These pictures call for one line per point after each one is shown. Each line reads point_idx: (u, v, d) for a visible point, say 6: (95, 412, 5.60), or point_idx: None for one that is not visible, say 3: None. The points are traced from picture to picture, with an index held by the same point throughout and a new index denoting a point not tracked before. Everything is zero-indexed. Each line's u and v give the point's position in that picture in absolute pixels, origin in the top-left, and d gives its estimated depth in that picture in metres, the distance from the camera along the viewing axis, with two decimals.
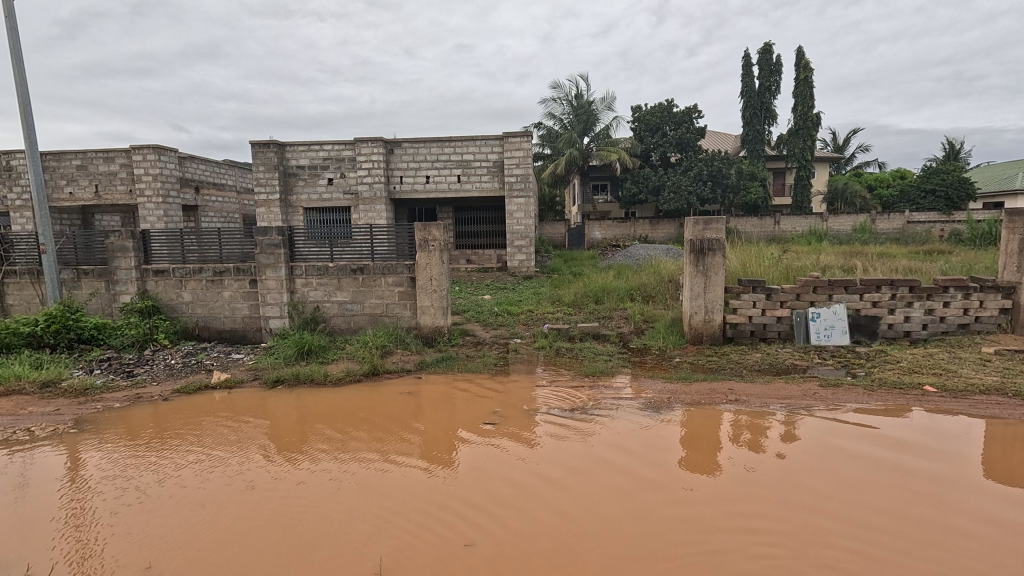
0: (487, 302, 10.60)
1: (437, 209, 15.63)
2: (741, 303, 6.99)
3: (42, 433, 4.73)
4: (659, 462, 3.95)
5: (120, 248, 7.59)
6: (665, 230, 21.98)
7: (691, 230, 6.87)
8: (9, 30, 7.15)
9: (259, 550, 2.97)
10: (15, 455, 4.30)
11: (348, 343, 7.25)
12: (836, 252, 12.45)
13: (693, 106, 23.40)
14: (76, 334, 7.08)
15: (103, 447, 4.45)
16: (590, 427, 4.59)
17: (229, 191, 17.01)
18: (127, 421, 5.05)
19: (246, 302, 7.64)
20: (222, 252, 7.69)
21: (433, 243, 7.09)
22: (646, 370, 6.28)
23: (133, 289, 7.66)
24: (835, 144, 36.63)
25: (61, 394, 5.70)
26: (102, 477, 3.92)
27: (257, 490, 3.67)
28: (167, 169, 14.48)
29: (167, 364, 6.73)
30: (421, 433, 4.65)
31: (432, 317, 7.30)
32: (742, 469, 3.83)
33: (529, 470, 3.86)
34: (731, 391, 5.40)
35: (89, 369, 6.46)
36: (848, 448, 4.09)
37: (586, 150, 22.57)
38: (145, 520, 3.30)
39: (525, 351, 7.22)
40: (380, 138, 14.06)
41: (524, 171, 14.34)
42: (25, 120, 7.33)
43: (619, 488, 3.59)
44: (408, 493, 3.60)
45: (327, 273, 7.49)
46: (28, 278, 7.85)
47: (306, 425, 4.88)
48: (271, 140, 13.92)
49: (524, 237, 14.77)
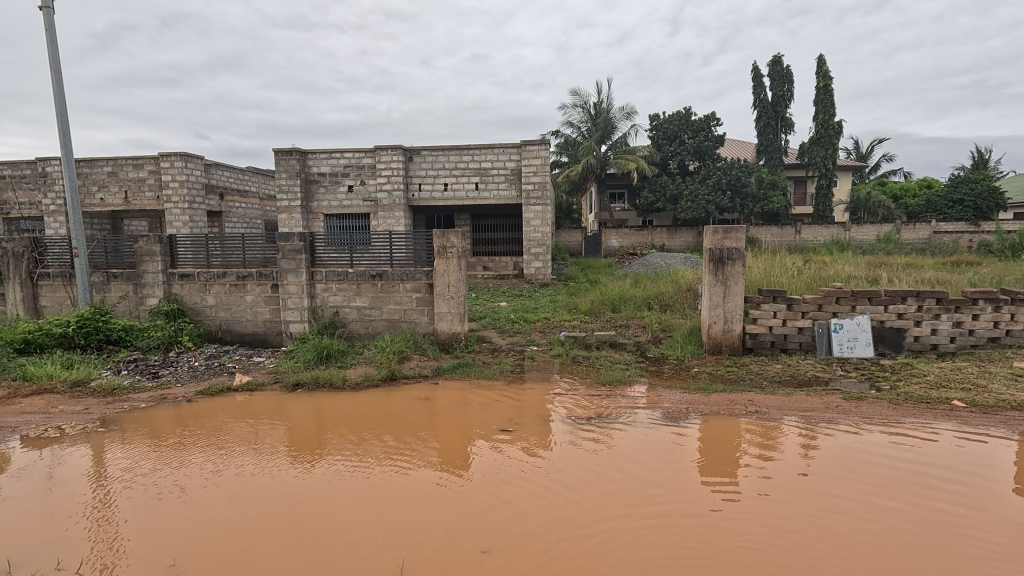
0: (504, 309, 10.60)
1: (455, 216, 15.74)
2: (761, 313, 6.92)
3: (72, 430, 4.89)
4: (670, 474, 3.88)
5: (148, 253, 7.82)
6: (684, 238, 21.78)
7: (710, 238, 6.82)
8: (48, 41, 7.45)
9: (277, 551, 3.00)
10: (46, 451, 4.45)
11: (366, 348, 7.32)
12: (860, 262, 12.12)
13: (711, 114, 23.22)
14: (105, 335, 7.28)
15: (128, 446, 4.57)
16: (606, 436, 4.58)
17: (252, 197, 17.37)
18: (151, 421, 5.17)
19: (267, 306, 7.78)
20: (246, 257, 7.85)
21: (451, 250, 7.15)
22: (663, 379, 6.22)
23: (160, 292, 7.86)
24: (856, 153, 36.12)
25: (91, 393, 5.87)
26: (125, 474, 4.03)
27: (274, 491, 3.72)
28: (194, 175, 14.85)
29: (192, 366, 6.86)
30: (436, 439, 4.66)
31: (449, 323, 7.35)
32: (755, 480, 3.78)
33: (540, 481, 3.82)
34: (750, 402, 5.32)
35: (117, 370, 6.63)
36: (870, 462, 3.99)
37: (604, 157, 22.54)
38: (166, 519, 3.36)
39: (541, 358, 7.22)
40: (399, 146, 14.25)
41: (542, 179, 14.37)
42: (62, 129, 7.61)
43: (625, 499, 3.53)
44: (422, 497, 3.63)
45: (347, 278, 7.60)
46: (61, 281, 8.12)
47: (325, 429, 4.94)
48: (293, 148, 14.25)
49: (541, 244, 14.78)
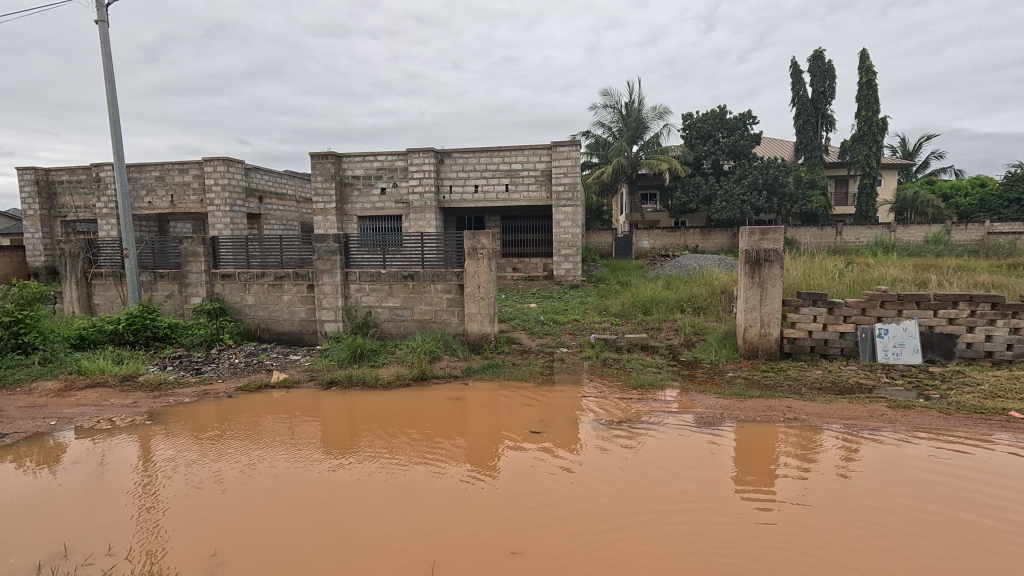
0: (534, 311, 10.59)
1: (485, 218, 15.83)
2: (800, 317, 6.70)
3: (122, 423, 5.14)
4: (702, 479, 3.79)
5: (192, 253, 8.15)
6: (718, 240, 21.28)
7: (746, 240, 6.65)
8: (103, 53, 7.86)
9: (312, 545, 3.07)
10: (98, 442, 4.69)
11: (398, 348, 7.43)
12: (907, 265, 11.59)
13: (747, 112, 22.63)
14: (152, 332, 7.62)
15: (173, 439, 4.77)
16: (637, 440, 4.51)
17: (289, 200, 17.90)
18: (194, 415, 5.38)
19: (303, 305, 7.99)
20: (283, 257, 8.09)
21: (482, 251, 7.18)
22: (697, 384, 6.08)
23: (203, 292, 8.18)
24: (903, 151, 34.58)
25: (139, 387, 6.16)
26: (169, 466, 4.21)
27: (309, 486, 3.82)
28: (235, 179, 15.41)
29: (232, 363, 7.11)
30: (466, 439, 4.69)
31: (479, 324, 7.39)
32: (792, 489, 3.66)
33: (570, 483, 3.79)
34: (788, 408, 5.15)
35: (163, 366, 6.93)
36: (916, 473, 3.80)
37: (635, 158, 22.27)
38: (208, 509, 3.49)
39: (571, 360, 7.18)
40: (431, 148, 14.43)
41: (572, 180, 14.29)
42: (115, 136, 8.01)
43: (655, 504, 3.47)
44: (453, 497, 3.66)
45: (380, 279, 7.74)
46: (113, 280, 8.54)
47: (358, 427, 5.03)
48: (328, 152, 14.60)
49: (571, 246, 14.69)
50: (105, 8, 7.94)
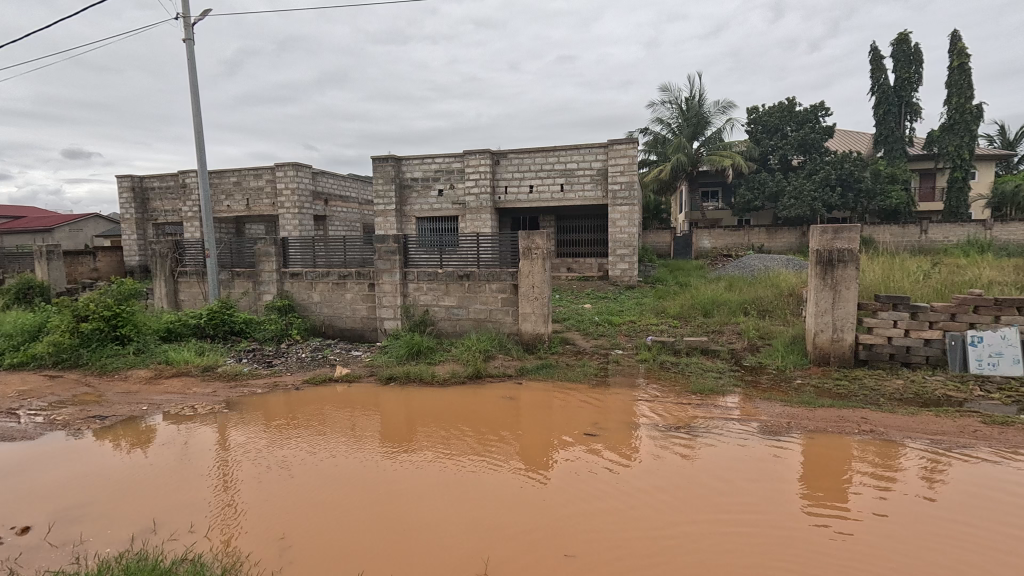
0: (589, 311, 10.48)
1: (540, 218, 15.84)
2: (878, 322, 6.23)
3: (203, 410, 5.56)
4: (766, 489, 3.61)
5: (265, 254, 8.70)
6: (786, 239, 20.17)
7: (817, 239, 6.26)
8: (189, 69, 8.54)
9: (370, 534, 3.19)
10: (183, 427, 5.10)
11: (453, 346, 7.58)
12: (1007, 266, 10.47)
13: (819, 103, 21.30)
14: (230, 326, 8.20)
15: (247, 427, 5.11)
16: (696, 446, 4.35)
17: (352, 203, 18.69)
18: (265, 405, 5.74)
19: (365, 303, 8.32)
20: (347, 257, 8.47)
21: (536, 251, 7.17)
22: (761, 390, 5.79)
23: (274, 290, 8.71)
24: (1002, 140, 31.32)
25: (218, 377, 6.66)
26: (244, 451, 4.51)
27: (368, 477, 3.97)
28: (303, 183, 16.28)
29: (299, 357, 7.53)
30: (520, 438, 4.71)
31: (533, 324, 7.39)
32: (868, 505, 3.41)
33: (624, 487, 3.72)
34: (864, 420, 4.80)
35: (238, 358, 7.44)
36: (1014, 495, 3.44)
37: (695, 155, 21.52)
38: (275, 495, 3.70)
39: (626, 363, 7.04)
40: (487, 150, 14.60)
41: (629, 178, 14.00)
42: (199, 146, 8.68)
43: (713, 511, 3.35)
44: (505, 495, 3.69)
45: (436, 278, 7.92)
46: (196, 278, 9.27)
47: (415, 422, 5.18)
48: (389, 155, 15.12)
49: (627, 245, 14.41)
50: (191, 28, 8.62)
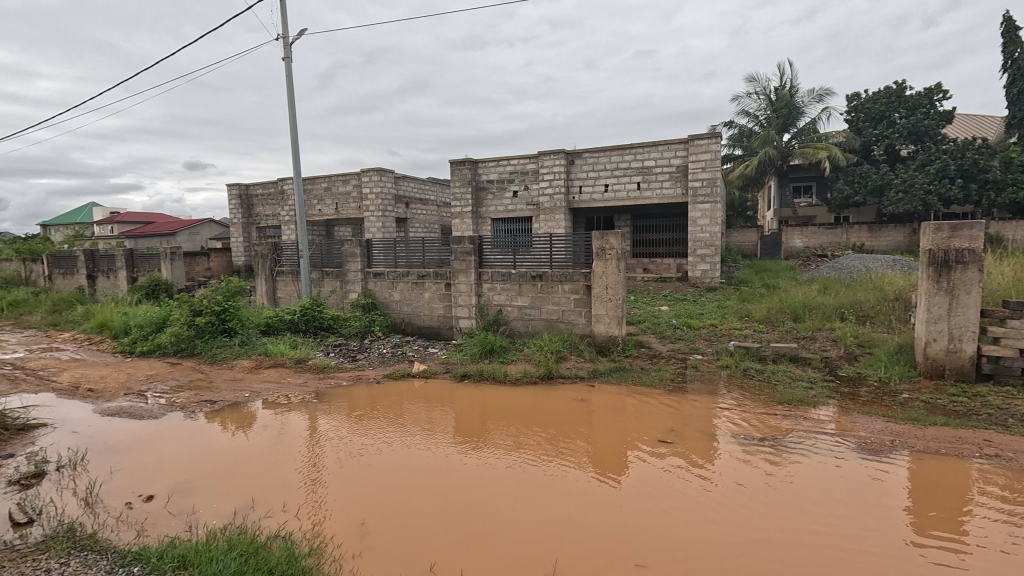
0: (666, 314, 10.14)
1: (616, 217, 15.53)
2: (1007, 331, 5.46)
3: (295, 399, 6.03)
4: (863, 512, 3.30)
5: (352, 254, 9.27)
6: (892, 237, 18.25)
7: (930, 238, 5.62)
8: (287, 85, 9.29)
9: (443, 526, 3.30)
10: (279, 414, 5.57)
11: (526, 346, 7.63)
12: None
13: (935, 85, 19.04)
14: (320, 322, 8.83)
15: (333, 417, 5.47)
16: (782, 460, 4.07)
17: (431, 205, 19.41)
18: (350, 397, 6.12)
19: (441, 302, 8.61)
20: (425, 258, 8.81)
21: (611, 251, 7.03)
22: (859, 404, 5.28)
23: (359, 288, 9.25)
24: None
25: (309, 369, 7.19)
26: (331, 439, 4.84)
27: (442, 472, 4.10)
28: (386, 187, 17.15)
29: (381, 353, 7.94)
30: (592, 441, 4.66)
31: (607, 326, 7.26)
32: (989, 540, 3.01)
33: (703, 498, 3.55)
34: (987, 442, 4.23)
35: (327, 352, 7.99)
36: None
37: (786, 148, 20.08)
38: (358, 482, 3.93)
39: (705, 368, 6.71)
40: (561, 150, 14.56)
41: (711, 175, 13.34)
42: (295, 155, 9.42)
43: (800, 531, 3.12)
44: (575, 497, 3.66)
45: (510, 278, 8.02)
46: (291, 277, 10.07)
47: (488, 419, 5.28)
48: (466, 158, 15.53)
49: (708, 245, 13.76)
50: (289, 47, 9.37)
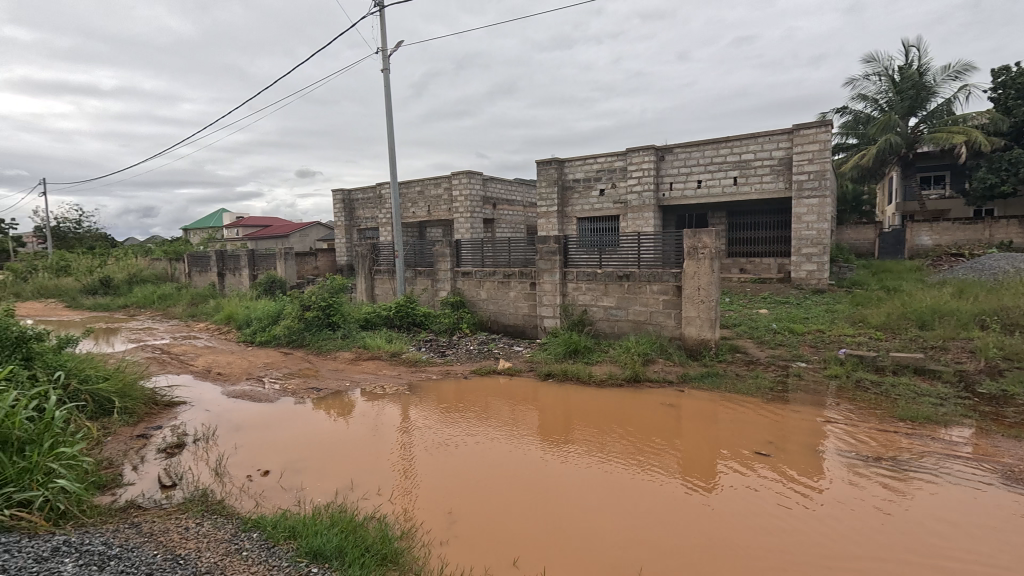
0: (765, 317, 9.45)
1: (709, 215, 14.74)
2: None
3: (390, 390, 6.42)
4: (1005, 548, 2.86)
5: (442, 254, 9.66)
6: None
7: None
8: (385, 96, 9.90)
9: (525, 521, 3.36)
10: (375, 403, 5.97)
11: (612, 347, 7.49)
12: None
13: None
14: (413, 318, 9.31)
15: (424, 408, 5.76)
16: (903, 483, 3.64)
17: (518, 205, 19.68)
18: (439, 391, 6.39)
19: (527, 301, 8.71)
20: (511, 257, 8.97)
21: (703, 250, 6.69)
22: (1004, 426, 4.56)
23: (449, 287, 9.62)
24: None
25: (402, 362, 7.62)
26: (422, 429, 5.11)
27: (526, 467, 4.17)
28: (475, 189, 17.66)
29: (468, 349, 8.20)
30: (680, 446, 4.49)
31: (698, 328, 6.91)
32: None
33: (804, 515, 3.28)
34: None
35: (418, 347, 8.41)
36: None
37: (912, 134, 17.85)
38: (446, 472, 4.12)
39: (810, 378, 6.17)
40: (651, 146, 14.10)
41: (820, 167, 12.21)
42: (392, 160, 10.01)
43: (923, 561, 2.78)
44: (661, 502, 3.55)
45: (595, 278, 7.92)
46: (387, 275, 10.71)
47: (572, 420, 5.27)
48: (552, 158, 15.58)
49: (815, 243, 12.61)
50: (388, 60, 9.98)
